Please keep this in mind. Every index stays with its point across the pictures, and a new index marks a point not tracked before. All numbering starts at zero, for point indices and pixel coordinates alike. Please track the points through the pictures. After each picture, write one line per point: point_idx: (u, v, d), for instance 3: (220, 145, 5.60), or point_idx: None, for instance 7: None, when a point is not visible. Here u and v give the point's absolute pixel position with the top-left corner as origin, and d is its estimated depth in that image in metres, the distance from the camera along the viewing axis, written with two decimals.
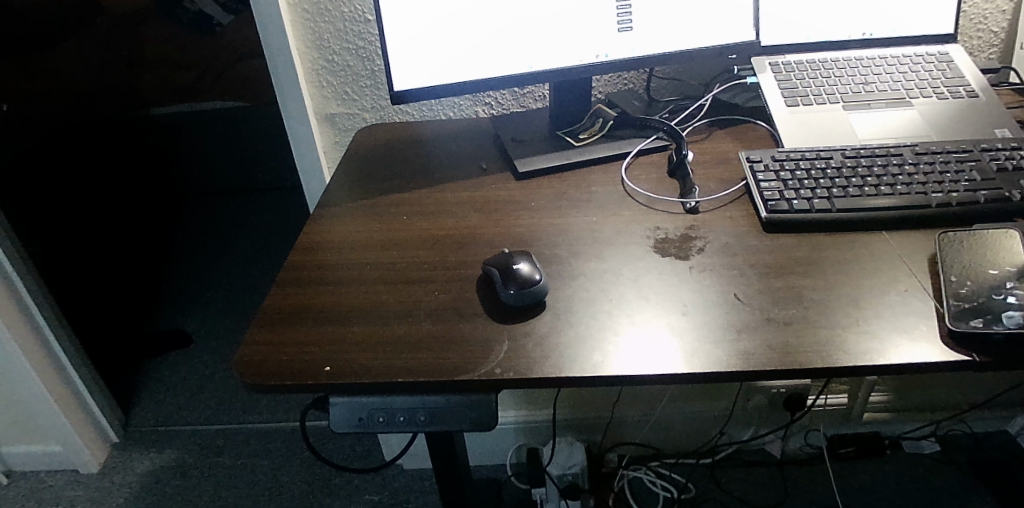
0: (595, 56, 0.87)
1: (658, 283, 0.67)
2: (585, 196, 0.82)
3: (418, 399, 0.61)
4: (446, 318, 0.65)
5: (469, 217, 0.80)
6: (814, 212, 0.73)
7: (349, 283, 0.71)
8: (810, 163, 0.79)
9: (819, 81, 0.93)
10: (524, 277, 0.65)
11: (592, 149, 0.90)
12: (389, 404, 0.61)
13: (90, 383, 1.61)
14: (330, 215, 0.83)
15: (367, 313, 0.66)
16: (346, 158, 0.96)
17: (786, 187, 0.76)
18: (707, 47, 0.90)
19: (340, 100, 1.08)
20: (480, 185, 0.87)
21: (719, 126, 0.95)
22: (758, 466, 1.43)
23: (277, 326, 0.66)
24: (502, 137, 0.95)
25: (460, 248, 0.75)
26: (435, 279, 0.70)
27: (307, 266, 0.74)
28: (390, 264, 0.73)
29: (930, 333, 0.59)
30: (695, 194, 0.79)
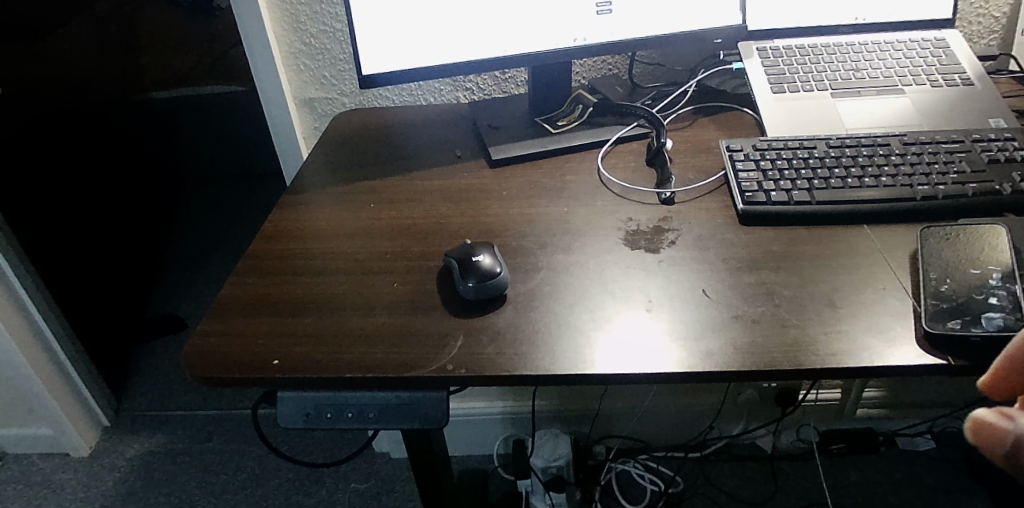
0: (573, 39, 0.84)
1: (625, 277, 0.64)
2: (559, 186, 0.79)
3: (368, 395, 0.58)
4: (403, 311, 0.63)
5: (438, 206, 0.78)
6: (793, 204, 0.70)
7: (308, 273, 0.69)
8: (792, 153, 0.76)
9: (808, 67, 0.89)
10: (484, 269, 0.62)
11: (569, 136, 0.87)
12: (338, 400, 0.59)
13: (82, 369, 1.61)
14: (298, 203, 0.81)
15: (324, 306, 0.64)
16: (320, 145, 0.93)
17: (765, 178, 0.73)
18: (690, 32, 0.87)
19: (319, 85, 1.05)
20: (452, 173, 0.84)
21: (703, 114, 0.92)
22: (748, 462, 1.41)
23: (232, 318, 0.64)
24: (479, 123, 0.92)
25: (425, 238, 0.72)
26: (396, 270, 0.68)
27: (268, 256, 0.72)
28: (353, 254, 0.71)
29: (906, 335, 0.57)
30: (672, 185, 0.76)
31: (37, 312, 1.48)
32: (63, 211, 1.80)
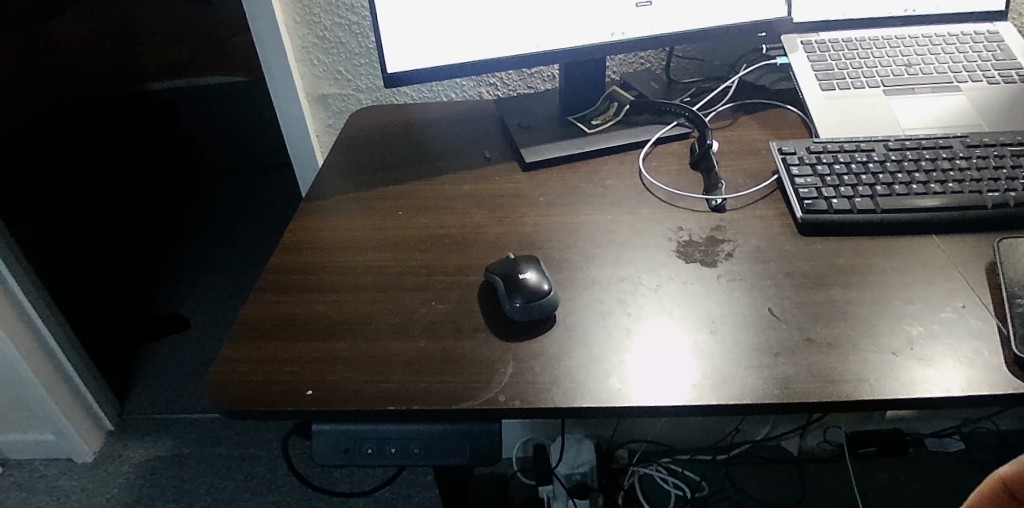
0: (610, 34, 0.79)
1: (682, 294, 0.60)
2: (599, 191, 0.75)
3: (411, 427, 0.54)
4: (443, 333, 0.58)
5: (471, 214, 0.73)
6: (855, 213, 0.66)
7: (337, 289, 0.64)
8: (849, 156, 0.71)
9: (856, 62, 0.85)
10: (531, 288, 0.58)
11: (606, 136, 0.82)
12: (379, 432, 0.54)
13: (85, 372, 1.55)
14: (321, 210, 0.76)
15: (355, 327, 0.59)
16: (339, 145, 0.88)
17: (824, 183, 0.69)
18: (732, 26, 0.82)
19: (333, 81, 1.00)
20: (482, 176, 0.79)
21: (745, 112, 0.87)
22: (774, 465, 1.37)
23: (260, 341, 0.59)
24: (508, 122, 0.87)
25: (461, 250, 0.67)
26: (432, 286, 0.63)
27: (294, 270, 0.67)
28: (385, 267, 0.66)
29: (995, 360, 0.52)
30: (721, 191, 0.71)
31: (37, 316, 1.42)
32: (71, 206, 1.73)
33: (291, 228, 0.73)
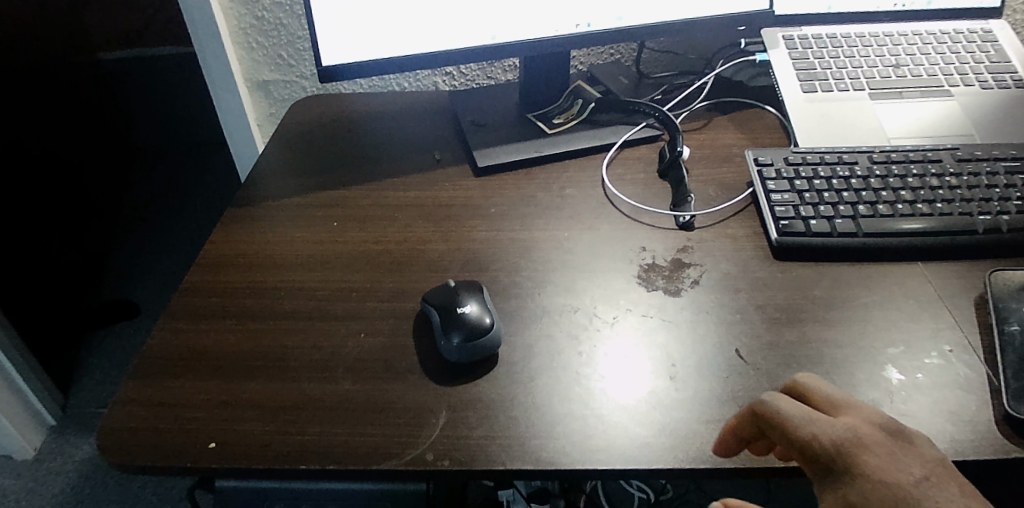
0: (575, 25, 0.72)
1: (642, 330, 0.54)
2: (556, 201, 0.68)
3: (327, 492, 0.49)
4: (371, 375, 0.51)
5: (414, 226, 0.65)
6: (835, 236, 0.60)
7: (257, 317, 0.56)
8: (830, 170, 0.65)
9: (841, 61, 0.78)
10: (472, 323, 0.51)
11: (568, 138, 0.75)
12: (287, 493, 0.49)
13: (28, 371, 1.42)
14: (247, 218, 0.67)
15: (274, 364, 0.52)
16: (276, 140, 0.80)
17: (802, 201, 0.62)
18: (709, 19, 0.75)
19: (275, 66, 0.91)
20: (429, 182, 0.71)
21: (720, 111, 0.80)
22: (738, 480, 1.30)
23: (161, 378, 0.52)
24: (462, 118, 0.79)
25: (399, 270, 0.60)
26: (363, 315, 0.56)
27: (210, 291, 0.59)
28: (312, 290, 0.59)
29: (983, 415, 0.46)
30: (691, 206, 0.65)
31: None
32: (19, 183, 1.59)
33: (211, 239, 0.65)
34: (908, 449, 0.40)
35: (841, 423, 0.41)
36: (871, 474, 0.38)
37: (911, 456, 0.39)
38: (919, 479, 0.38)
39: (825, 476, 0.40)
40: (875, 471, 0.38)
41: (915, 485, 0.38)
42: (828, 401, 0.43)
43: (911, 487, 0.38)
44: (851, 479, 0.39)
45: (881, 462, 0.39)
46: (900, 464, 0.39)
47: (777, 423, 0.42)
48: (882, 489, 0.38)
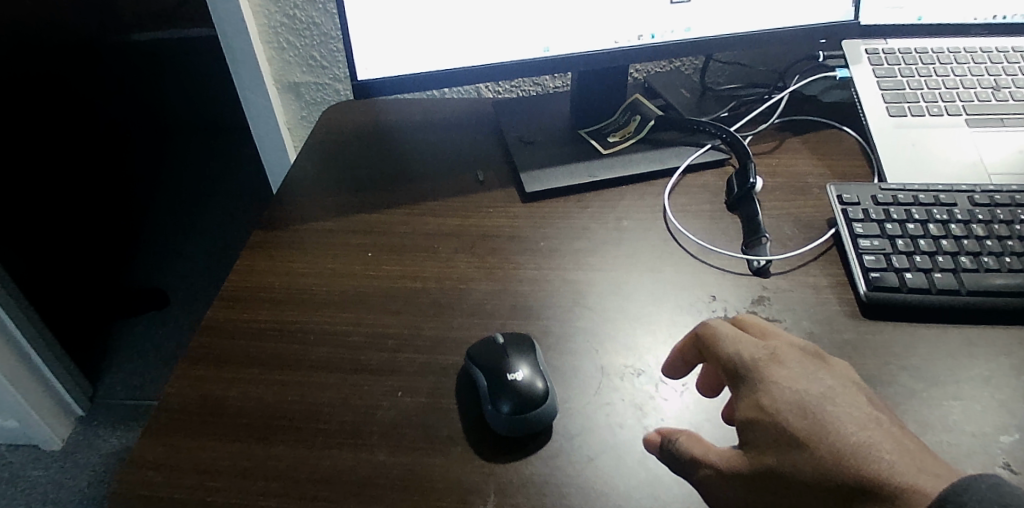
0: (638, 36, 0.64)
1: (716, 400, 0.48)
2: (614, 235, 0.61)
3: None
4: (409, 444, 0.46)
5: (456, 259, 0.60)
6: (934, 293, 0.54)
7: (284, 366, 0.51)
8: (926, 212, 0.59)
9: (933, 80, 0.70)
10: (523, 391, 0.45)
11: (624, 160, 0.68)
12: None
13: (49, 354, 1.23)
14: (275, 244, 0.62)
15: (303, 425, 0.47)
16: (308, 152, 0.74)
17: (895, 249, 0.56)
18: (787, 30, 0.67)
19: (306, 68, 0.85)
20: (469, 207, 0.65)
21: (791, 132, 0.73)
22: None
23: (178, 437, 0.47)
24: (507, 134, 0.73)
25: (441, 313, 0.55)
26: (400, 369, 0.50)
27: (234, 332, 0.54)
28: (346, 335, 0.53)
29: None
30: (766, 249, 0.58)
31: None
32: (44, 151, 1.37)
33: (237, 268, 0.60)
34: (823, 368, 0.43)
35: (764, 342, 0.44)
36: (778, 381, 0.41)
37: (826, 371, 0.43)
38: (828, 389, 0.41)
39: (741, 385, 0.42)
40: (786, 381, 0.41)
41: (823, 393, 0.41)
42: (760, 330, 0.46)
43: (820, 398, 0.40)
44: (764, 385, 0.41)
45: (792, 374, 0.42)
46: (812, 377, 0.42)
47: (709, 341, 0.45)
48: (792, 393, 0.40)
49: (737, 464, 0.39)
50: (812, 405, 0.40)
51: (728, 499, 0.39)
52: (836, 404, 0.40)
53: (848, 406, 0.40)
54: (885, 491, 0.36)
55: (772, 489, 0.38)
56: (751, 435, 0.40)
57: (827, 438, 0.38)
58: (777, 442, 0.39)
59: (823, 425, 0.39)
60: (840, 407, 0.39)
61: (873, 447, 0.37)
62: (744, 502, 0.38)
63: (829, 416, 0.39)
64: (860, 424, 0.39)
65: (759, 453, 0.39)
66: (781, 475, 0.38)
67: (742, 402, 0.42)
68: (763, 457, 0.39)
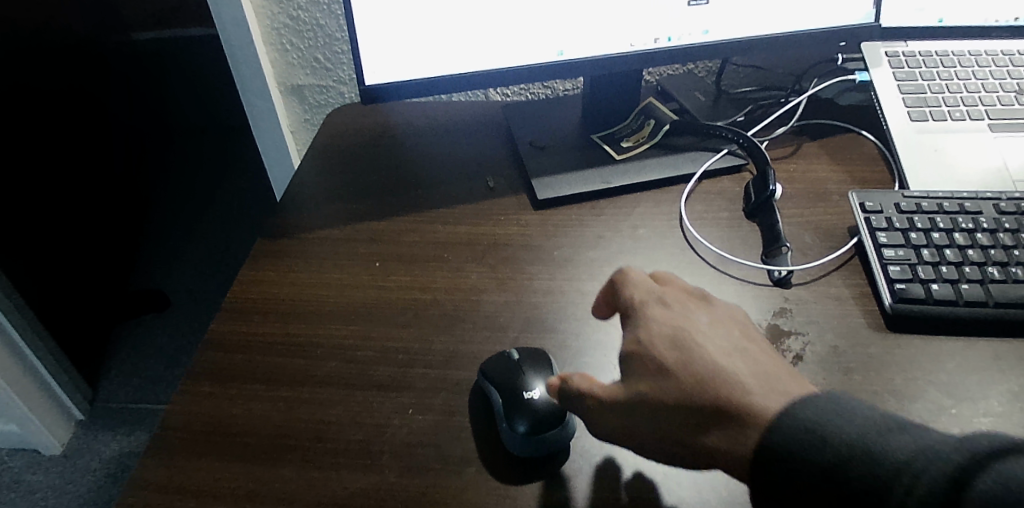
0: (653, 39, 0.62)
1: None
2: (629, 243, 0.60)
3: None
4: (421, 465, 0.44)
5: (467, 269, 0.58)
6: (961, 305, 0.52)
7: (292, 381, 0.50)
8: (951, 220, 0.57)
9: (955, 84, 0.68)
10: (541, 410, 0.44)
11: (638, 166, 0.66)
12: None
13: (49, 356, 1.21)
14: (281, 254, 0.60)
15: (311, 445, 0.45)
16: (314, 157, 0.72)
17: (919, 259, 0.54)
18: (806, 33, 0.65)
19: (310, 70, 0.83)
20: (480, 215, 0.63)
21: (809, 137, 0.71)
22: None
23: (181, 458, 0.45)
24: (518, 139, 0.71)
25: (452, 326, 0.53)
26: (411, 385, 0.49)
27: (240, 345, 0.52)
28: (355, 349, 0.52)
29: None
30: (787, 259, 0.57)
31: None
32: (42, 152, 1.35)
33: (242, 278, 0.58)
34: (704, 308, 0.45)
35: (658, 287, 0.47)
36: (658, 319, 0.44)
37: (709, 311, 0.45)
38: (704, 325, 0.44)
39: (630, 324, 0.45)
40: (666, 319, 0.44)
41: (697, 327, 0.43)
42: (660, 276, 0.49)
43: (696, 332, 0.43)
44: (647, 321, 0.44)
45: (675, 312, 0.45)
46: (690, 314, 0.44)
47: (614, 288, 0.48)
48: (668, 328, 0.43)
49: (613, 392, 0.42)
50: (684, 337, 0.42)
51: (603, 422, 0.42)
52: (708, 337, 0.43)
53: (720, 339, 0.43)
54: (733, 409, 0.38)
55: (639, 410, 0.41)
56: (627, 367, 0.43)
57: (691, 365, 0.41)
58: (648, 370, 0.42)
59: (690, 353, 0.41)
60: (710, 340, 0.42)
61: (733, 374, 0.40)
62: (617, 423, 0.41)
63: (698, 346, 0.42)
64: (726, 354, 0.41)
65: (633, 380, 0.42)
66: (650, 399, 0.40)
67: (627, 337, 0.44)
68: (635, 384, 0.41)
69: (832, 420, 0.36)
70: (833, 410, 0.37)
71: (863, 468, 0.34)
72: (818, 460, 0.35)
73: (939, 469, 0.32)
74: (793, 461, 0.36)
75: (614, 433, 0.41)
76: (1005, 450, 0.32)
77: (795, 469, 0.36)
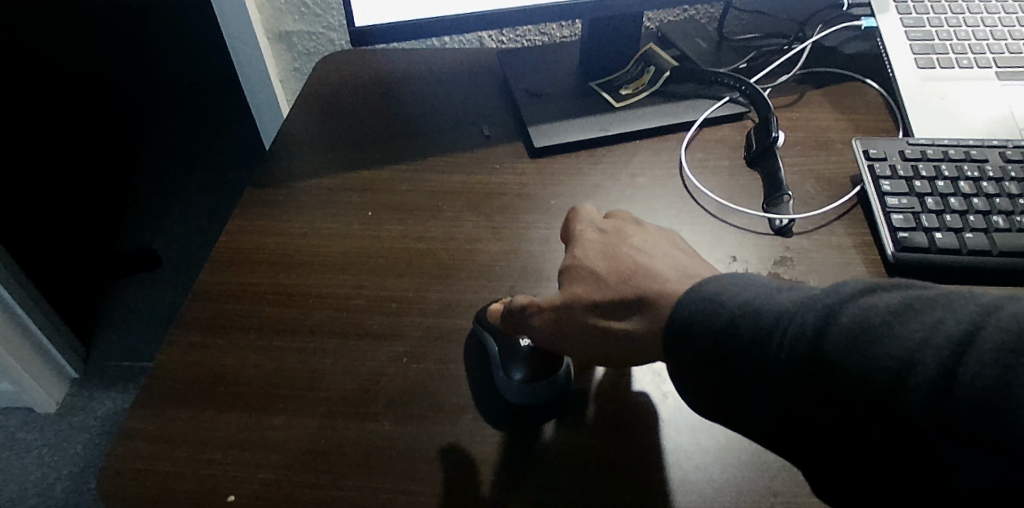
0: None
1: None
2: (627, 192, 0.58)
3: None
4: (415, 413, 0.43)
5: (462, 218, 0.56)
6: (965, 254, 0.50)
7: (284, 331, 0.48)
8: (956, 168, 0.55)
9: (963, 31, 0.66)
10: (539, 360, 0.43)
11: (637, 114, 0.64)
12: None
13: (40, 315, 1.20)
14: (271, 203, 0.59)
15: (304, 394, 0.45)
16: (302, 105, 0.70)
17: (924, 207, 0.53)
18: None
19: (298, 15, 0.80)
20: (474, 164, 0.62)
21: (812, 85, 0.70)
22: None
23: (171, 408, 0.44)
24: (514, 86, 0.69)
25: (446, 276, 0.52)
26: (405, 333, 0.48)
27: (230, 295, 0.51)
28: (347, 298, 0.50)
29: None
30: (788, 208, 0.56)
31: None
32: (27, 99, 1.28)
33: (233, 227, 0.57)
34: (639, 226, 0.46)
35: (603, 215, 0.48)
36: (592, 237, 0.45)
37: (646, 228, 0.46)
38: (635, 239, 0.45)
39: (570, 245, 0.46)
40: (600, 237, 0.45)
41: (628, 241, 0.44)
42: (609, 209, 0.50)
43: (625, 243, 0.44)
44: (582, 240, 0.46)
45: (611, 231, 0.46)
46: (623, 231, 0.46)
47: (567, 220, 0.49)
48: (600, 242, 0.45)
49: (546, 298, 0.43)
50: (613, 249, 0.44)
51: (536, 325, 0.43)
52: (638, 247, 0.44)
53: (648, 246, 0.44)
54: (643, 296, 0.40)
55: (565, 309, 0.42)
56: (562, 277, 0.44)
57: (614, 268, 0.42)
58: (578, 277, 0.43)
59: (616, 260, 0.43)
60: (637, 249, 0.43)
61: (652, 271, 0.41)
62: (547, 324, 0.43)
63: (624, 251, 0.43)
64: (651, 259, 0.43)
65: (565, 287, 0.43)
66: (576, 299, 0.42)
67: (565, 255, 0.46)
68: (565, 290, 0.43)
69: (722, 287, 0.37)
70: (727, 279, 0.37)
71: (746, 325, 0.35)
72: (709, 326, 0.36)
73: (808, 314, 0.33)
74: (688, 324, 0.36)
75: (545, 335, 0.43)
76: (865, 291, 0.33)
77: (690, 337, 0.36)
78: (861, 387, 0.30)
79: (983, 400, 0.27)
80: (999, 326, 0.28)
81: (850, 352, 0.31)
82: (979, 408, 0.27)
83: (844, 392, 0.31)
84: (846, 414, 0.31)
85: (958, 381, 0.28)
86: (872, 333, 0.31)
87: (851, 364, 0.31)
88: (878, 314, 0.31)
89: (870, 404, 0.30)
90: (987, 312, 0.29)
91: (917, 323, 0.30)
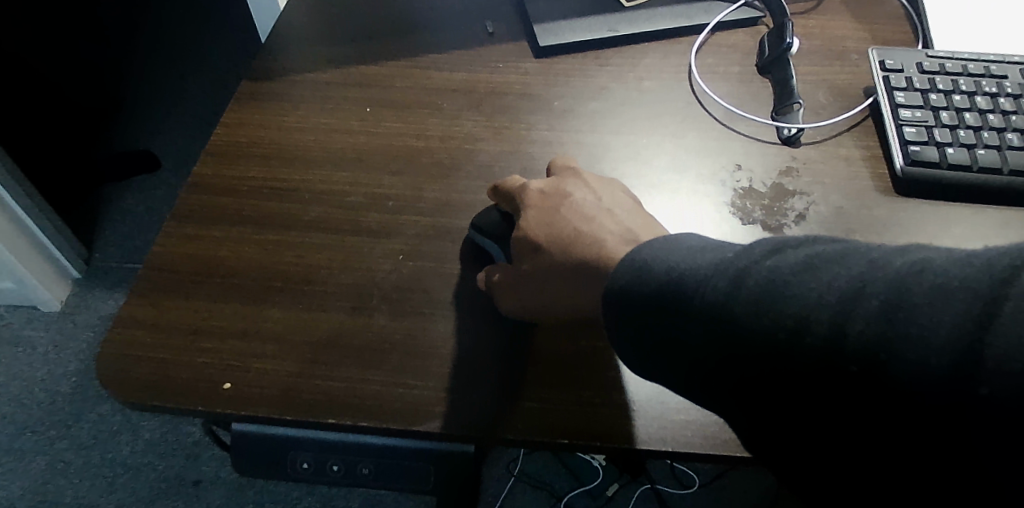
0: None
1: None
2: (633, 95, 0.56)
3: (357, 449, 0.43)
4: (409, 308, 0.44)
5: (463, 117, 0.55)
6: (976, 171, 0.49)
7: (280, 226, 0.48)
8: (975, 83, 0.53)
9: None
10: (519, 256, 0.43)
11: (646, 14, 0.62)
12: (313, 448, 0.44)
13: (36, 209, 1.17)
14: (265, 96, 0.57)
15: (299, 286, 0.45)
16: None
17: (937, 122, 0.51)
18: None
19: None
20: (476, 62, 0.59)
21: None
22: (711, 481, 1.01)
23: (166, 298, 0.44)
24: None
25: (445, 175, 0.51)
26: (402, 232, 0.47)
27: (226, 188, 0.50)
28: (344, 195, 0.50)
29: None
30: (798, 117, 0.54)
31: None
32: None
33: (227, 119, 0.55)
34: (577, 181, 0.45)
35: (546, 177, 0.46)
36: (533, 200, 0.44)
37: (585, 182, 0.45)
38: (580, 197, 0.44)
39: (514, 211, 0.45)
40: (538, 199, 0.44)
41: (572, 201, 0.43)
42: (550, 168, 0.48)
43: (564, 204, 0.43)
44: (525, 204, 0.44)
45: (550, 190, 0.45)
46: (563, 190, 0.44)
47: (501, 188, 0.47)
48: (540, 206, 0.44)
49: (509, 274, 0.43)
50: (557, 212, 0.43)
51: (509, 302, 0.42)
52: (578, 207, 0.43)
53: (592, 205, 0.43)
54: (594, 261, 0.39)
55: (529, 285, 0.42)
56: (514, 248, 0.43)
57: (558, 236, 0.41)
58: (528, 248, 0.42)
59: (559, 225, 0.42)
60: (577, 211, 0.42)
61: (597, 232, 0.41)
62: (519, 301, 0.42)
63: (565, 216, 0.42)
64: (591, 219, 0.42)
65: (519, 261, 0.43)
66: (535, 273, 0.41)
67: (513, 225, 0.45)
68: (520, 264, 0.42)
69: (651, 255, 0.35)
70: (657, 245, 0.35)
71: (662, 291, 0.33)
72: (634, 297, 0.34)
73: (720, 280, 0.31)
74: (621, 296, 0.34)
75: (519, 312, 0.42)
76: (775, 249, 0.30)
77: (625, 304, 0.34)
78: (756, 347, 0.28)
79: (868, 354, 0.25)
80: (890, 281, 0.26)
81: (750, 315, 0.29)
82: (863, 364, 0.25)
83: (745, 355, 0.29)
84: (745, 372, 0.29)
85: (846, 336, 0.26)
86: (777, 292, 0.28)
87: (752, 328, 0.28)
88: (779, 276, 0.29)
89: (762, 365, 0.28)
90: (880, 266, 0.27)
91: (818, 279, 0.28)
